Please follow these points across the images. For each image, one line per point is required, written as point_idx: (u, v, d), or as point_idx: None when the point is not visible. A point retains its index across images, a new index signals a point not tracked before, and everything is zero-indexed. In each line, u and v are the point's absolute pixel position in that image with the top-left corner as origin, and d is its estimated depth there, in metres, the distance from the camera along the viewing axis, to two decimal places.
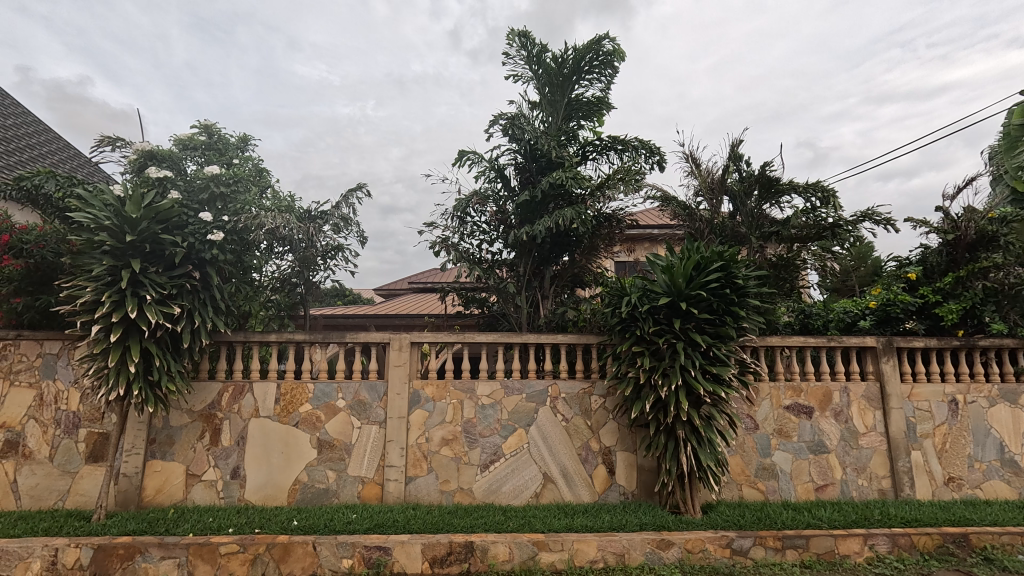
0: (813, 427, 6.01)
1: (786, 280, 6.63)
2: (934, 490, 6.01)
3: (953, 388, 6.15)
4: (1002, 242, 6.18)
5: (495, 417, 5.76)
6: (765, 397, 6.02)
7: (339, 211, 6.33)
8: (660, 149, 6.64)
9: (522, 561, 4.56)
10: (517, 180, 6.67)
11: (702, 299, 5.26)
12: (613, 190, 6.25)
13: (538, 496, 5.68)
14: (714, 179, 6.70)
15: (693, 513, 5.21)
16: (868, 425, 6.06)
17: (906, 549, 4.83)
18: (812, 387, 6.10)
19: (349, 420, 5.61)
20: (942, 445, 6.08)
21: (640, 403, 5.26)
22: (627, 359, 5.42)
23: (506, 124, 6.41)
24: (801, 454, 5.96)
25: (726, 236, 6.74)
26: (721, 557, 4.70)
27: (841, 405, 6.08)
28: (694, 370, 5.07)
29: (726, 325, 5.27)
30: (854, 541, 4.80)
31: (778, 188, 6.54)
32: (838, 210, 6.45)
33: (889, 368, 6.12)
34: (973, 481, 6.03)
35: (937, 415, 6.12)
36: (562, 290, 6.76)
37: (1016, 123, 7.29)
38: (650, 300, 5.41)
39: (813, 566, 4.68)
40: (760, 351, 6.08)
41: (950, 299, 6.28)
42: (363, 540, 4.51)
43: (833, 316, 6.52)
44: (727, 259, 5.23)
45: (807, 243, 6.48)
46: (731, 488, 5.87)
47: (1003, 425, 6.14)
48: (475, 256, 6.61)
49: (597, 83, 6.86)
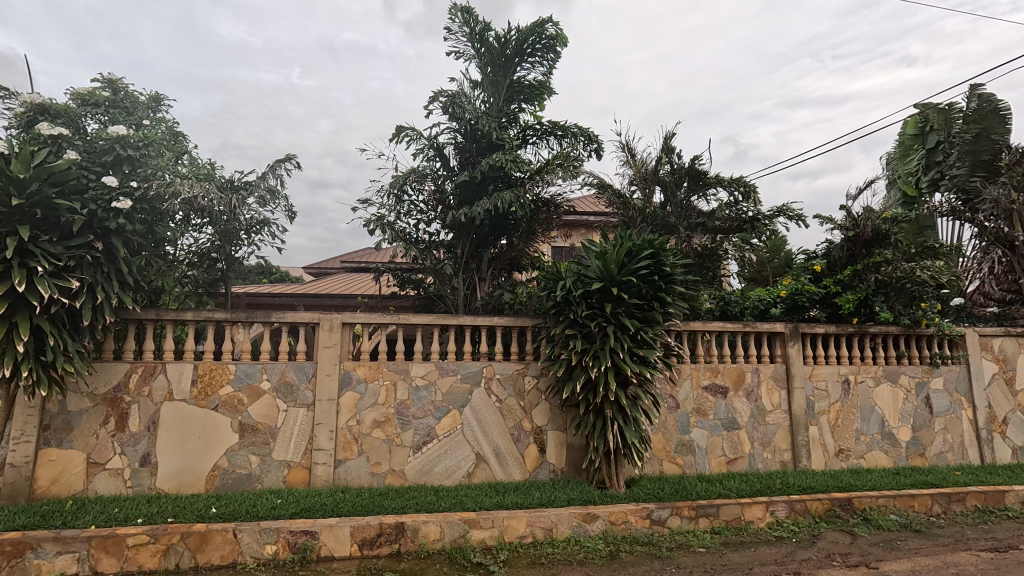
0: (727, 405, 6.49)
1: (709, 269, 7.20)
2: (826, 460, 6.69)
3: (846, 369, 6.86)
4: (892, 240, 6.95)
5: (429, 399, 5.73)
6: (686, 378, 6.41)
7: (265, 182, 5.95)
8: (598, 138, 6.79)
9: (453, 540, 4.61)
10: (456, 160, 6.57)
11: (632, 285, 5.51)
12: (551, 175, 6.30)
13: (470, 475, 5.74)
14: (647, 170, 7.02)
15: (618, 487, 5.51)
16: (775, 403, 6.63)
17: (801, 513, 5.36)
18: (728, 368, 6.57)
19: (274, 402, 5.38)
20: (835, 421, 6.77)
21: (571, 383, 5.45)
22: (561, 341, 5.59)
23: (445, 101, 6.34)
24: (716, 431, 6.42)
25: (657, 225, 7.06)
26: (642, 527, 5.00)
27: (752, 384, 6.59)
28: (623, 352, 5.30)
29: (653, 310, 5.53)
30: (757, 508, 5.27)
31: (705, 181, 6.96)
32: (757, 204, 6.94)
33: (794, 352, 6.70)
34: (858, 452, 6.78)
35: (832, 395, 6.79)
36: (499, 273, 6.82)
37: (911, 133, 9.01)
38: (583, 285, 5.59)
39: (721, 531, 5.08)
40: (684, 335, 6.43)
41: (848, 290, 6.96)
42: (288, 525, 4.37)
43: (748, 304, 7.07)
44: (657, 248, 5.48)
45: (729, 234, 7.04)
46: (653, 464, 6.21)
47: (884, 402, 6.93)
48: (412, 236, 6.50)
49: (539, 66, 6.85)
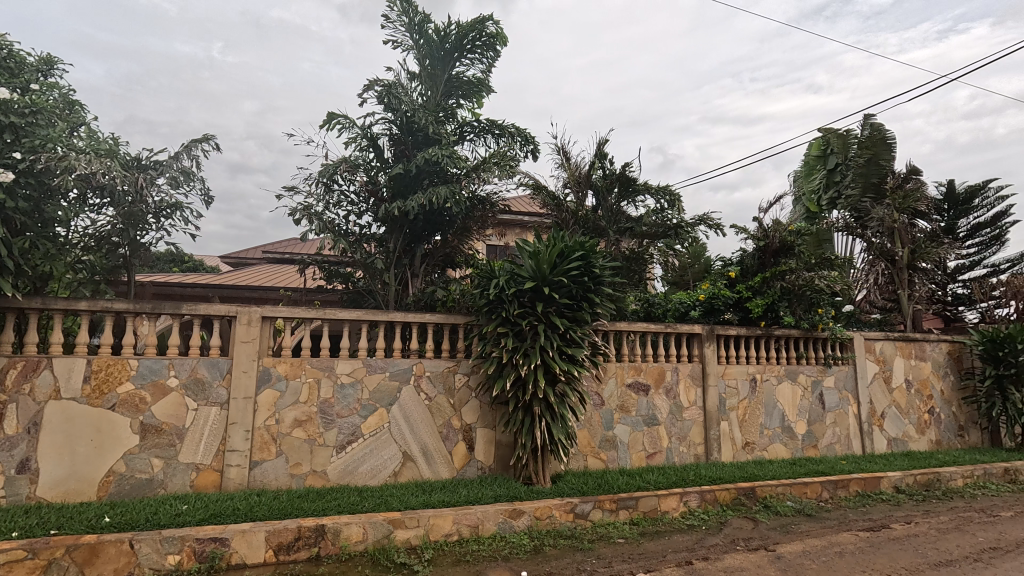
0: (648, 402, 6.82)
1: (636, 272, 7.59)
2: (735, 453, 7.21)
3: (754, 369, 7.43)
4: (796, 251, 7.61)
5: (355, 397, 5.56)
6: (611, 376, 6.66)
7: (178, 163, 5.49)
8: (534, 140, 6.90)
9: (376, 541, 4.50)
10: (390, 151, 6.42)
11: (563, 285, 5.66)
12: (487, 173, 6.31)
13: (396, 475, 5.62)
14: (581, 175, 7.25)
15: (543, 483, 5.63)
16: (691, 400, 7.06)
17: (710, 503, 5.75)
18: (650, 367, 6.90)
19: (182, 401, 4.99)
20: (743, 416, 7.31)
21: (502, 381, 5.50)
22: (492, 339, 5.63)
23: (381, 91, 6.18)
24: (637, 427, 6.73)
25: (588, 228, 7.32)
26: (565, 521, 5.14)
27: (672, 382, 6.98)
28: (552, 351, 5.42)
29: (582, 310, 5.70)
30: (672, 499, 5.58)
31: (635, 188, 7.32)
32: (681, 212, 7.38)
33: (709, 352, 7.16)
34: (762, 444, 7.37)
35: (741, 392, 7.33)
36: (432, 269, 6.74)
37: (815, 154, 9.76)
38: (516, 283, 5.65)
39: (639, 522, 5.34)
40: (610, 335, 6.68)
41: (757, 295, 7.53)
42: (195, 532, 4.06)
43: (670, 306, 7.53)
44: (588, 250, 5.65)
45: (655, 240, 7.45)
46: (578, 459, 6.40)
47: (785, 399, 7.58)
48: (341, 228, 6.27)
49: (478, 64, 6.84)
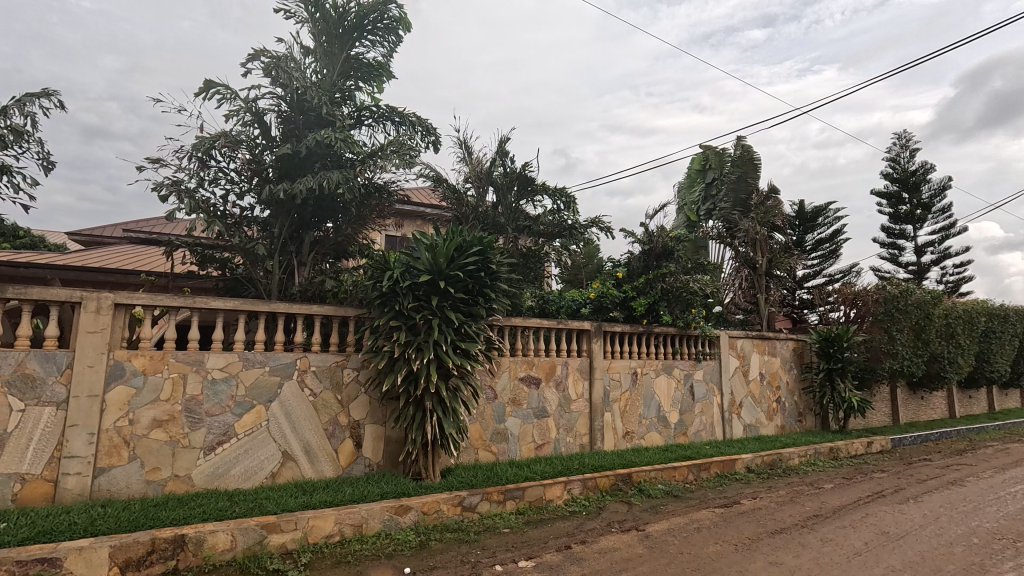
0: (539, 395, 7.07)
1: (532, 269, 7.81)
2: (616, 442, 7.71)
3: (635, 363, 8.00)
4: (674, 255, 8.36)
5: (228, 394, 5.10)
6: (504, 370, 6.80)
7: (6, 119, 4.64)
8: (436, 132, 6.81)
9: (246, 548, 4.17)
10: (278, 130, 5.97)
11: (460, 280, 5.64)
12: (385, 161, 6.11)
13: (274, 476, 5.25)
14: (481, 170, 7.34)
15: (433, 478, 5.60)
16: (578, 393, 7.43)
17: (591, 489, 6.11)
18: (542, 361, 7.14)
19: (5, 401, 4.24)
20: (624, 408, 7.85)
21: (393, 375, 5.37)
22: (384, 333, 5.48)
23: (268, 63, 5.72)
24: (527, 419, 6.94)
25: (487, 224, 7.44)
26: (453, 514, 5.17)
27: (561, 376, 7.29)
28: (446, 345, 5.40)
29: (478, 305, 5.74)
30: (557, 487, 5.85)
31: (533, 188, 7.55)
32: (576, 214, 7.73)
33: (597, 347, 7.58)
34: (640, 433, 7.97)
35: (623, 384, 7.86)
36: (322, 258, 6.40)
37: (696, 167, 11.14)
38: (411, 276, 5.54)
39: (525, 511, 5.51)
40: (505, 330, 6.80)
41: (641, 295, 8.21)
42: (15, 554, 3.48)
43: (563, 304, 7.81)
44: (485, 245, 5.70)
45: (550, 239, 7.74)
46: (469, 452, 6.45)
47: (662, 391, 8.28)
48: (218, 209, 5.72)
49: (380, 47, 6.58)
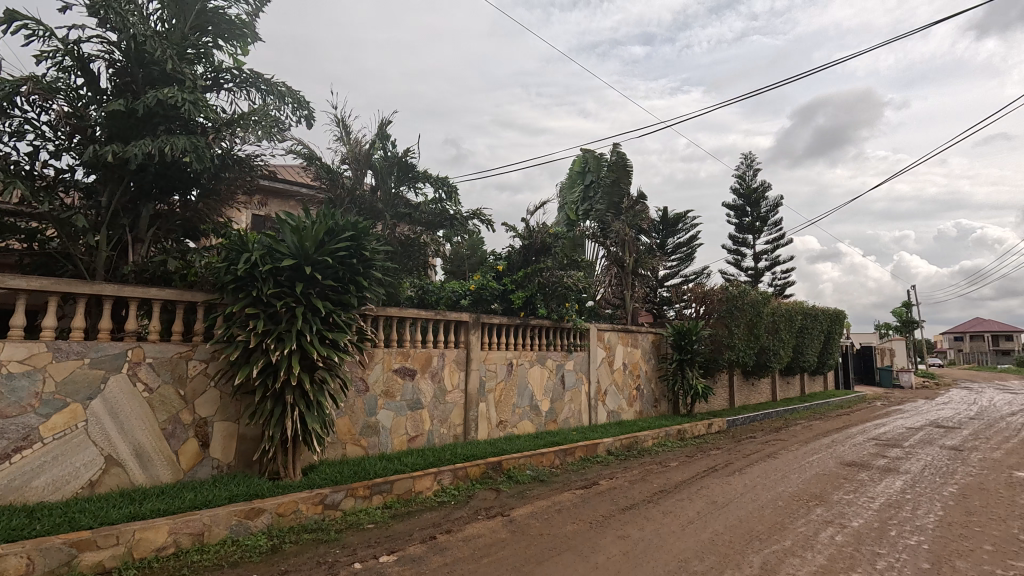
0: (413, 387, 6.95)
1: (411, 259, 7.65)
2: (489, 431, 7.86)
3: (511, 354, 8.22)
4: (552, 251, 8.70)
5: (31, 391, 4.27)
6: (377, 361, 6.57)
7: None
8: (308, 106, 6.31)
9: (48, 572, 3.53)
10: (109, 82, 5.11)
11: (329, 266, 5.31)
12: (245, 131, 5.53)
13: (92, 485, 4.51)
14: (359, 151, 7.13)
15: (292, 477, 5.23)
16: (454, 383, 7.44)
17: (462, 479, 6.17)
18: (417, 352, 7.02)
19: None
20: (499, 397, 8.03)
21: (247, 368, 4.90)
22: (239, 321, 4.98)
23: (97, 1, 4.87)
24: (400, 411, 6.78)
25: (363, 208, 7.22)
26: (313, 514, 4.88)
27: (437, 367, 7.24)
28: (310, 335, 5.05)
29: (348, 294, 5.44)
30: (426, 478, 5.81)
31: (414, 175, 7.45)
32: (459, 205, 7.70)
33: (474, 338, 7.64)
34: (513, 421, 8.22)
35: (499, 375, 8.03)
36: (166, 235, 5.66)
37: (578, 169, 11.84)
38: (272, 260, 5.10)
39: (392, 505, 5.39)
40: (380, 320, 6.57)
41: (520, 288, 8.42)
42: None
43: (443, 295, 7.78)
44: (359, 231, 5.43)
45: (430, 228, 7.68)
46: (335, 448, 6.12)
47: (535, 380, 8.61)
48: (23, 168, 4.77)
49: (244, 4, 5.91)
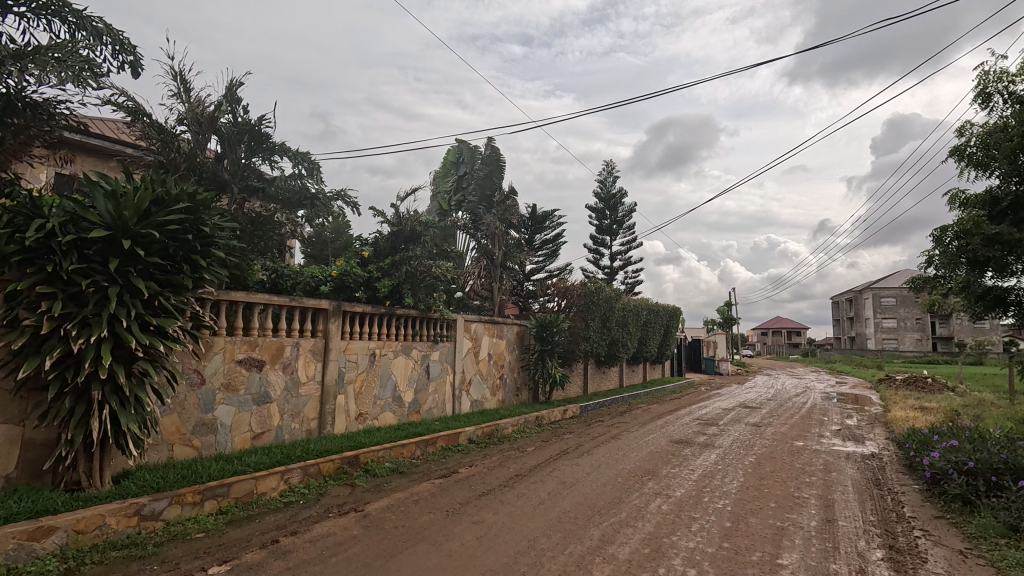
0: (261, 379, 6.32)
1: (261, 239, 6.88)
2: (347, 424, 7.47)
3: (374, 344, 7.91)
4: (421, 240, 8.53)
5: None
6: (217, 351, 5.84)
7: None
8: (133, 51, 6.08)
9: None
10: None
11: (156, 241, 4.58)
12: (40, 69, 4.47)
13: None
14: (201, 113, 6.35)
15: (99, 487, 4.43)
16: (309, 375, 6.93)
17: (313, 476, 5.80)
18: (267, 342, 6.40)
19: None
20: (359, 389, 7.68)
21: (37, 359, 4.01)
22: (26, 302, 4.06)
23: None
24: (244, 406, 6.12)
25: (206, 178, 6.46)
26: (125, 528, 4.19)
27: (290, 358, 6.68)
28: (128, 320, 4.30)
29: (181, 274, 4.74)
30: (272, 478, 5.35)
31: (269, 147, 6.97)
32: (320, 183, 7.41)
33: (333, 327, 7.20)
34: (373, 414, 7.93)
35: (360, 365, 7.68)
36: None
37: (450, 160, 12.23)
38: (77, 229, 4.24)
39: (228, 510, 4.85)
40: (222, 305, 5.85)
41: (386, 276, 8.11)
42: None
43: (301, 280, 7.20)
44: (197, 203, 4.77)
45: (287, 206, 7.24)
46: (159, 450, 5.30)
47: (399, 371, 8.41)
48: None
49: None
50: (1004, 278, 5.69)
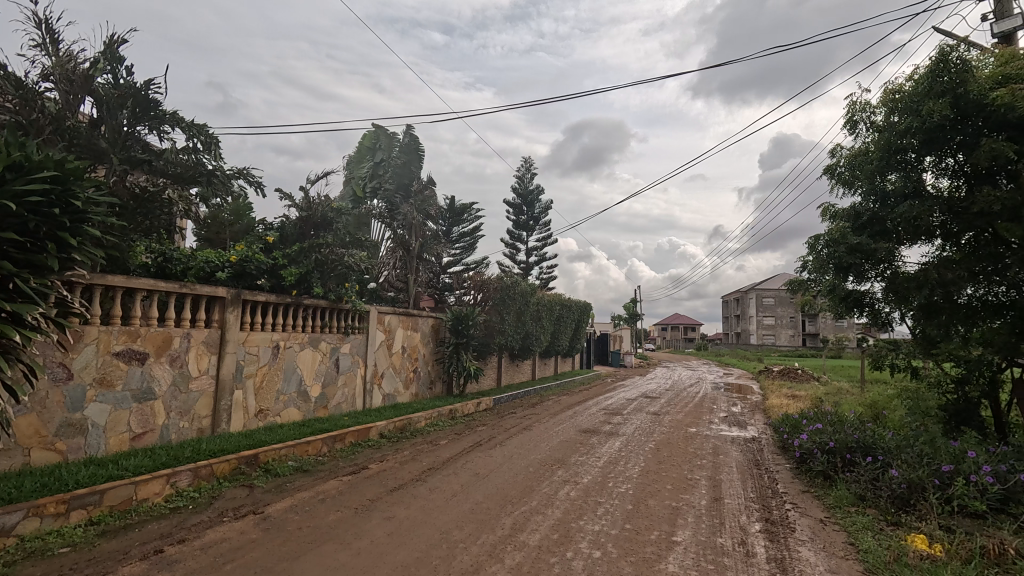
0: (143, 374, 5.68)
1: (145, 218, 6.22)
2: (246, 422, 6.94)
3: (278, 336, 7.41)
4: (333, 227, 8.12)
5: None
6: (89, 342, 5.15)
7: None
8: None
9: None
10: None
11: (10, 213, 3.93)
12: None
13: None
14: (74, 69, 5.64)
15: None
16: (201, 369, 6.35)
17: (204, 478, 5.33)
18: (151, 332, 5.76)
19: None
20: (259, 384, 7.16)
21: None
22: None
23: None
24: (122, 404, 5.46)
25: (77, 144, 5.65)
26: None
27: (179, 350, 6.07)
28: None
29: (45, 254, 4.11)
30: (155, 483, 4.83)
31: (158, 116, 6.22)
32: (218, 159, 6.74)
33: (231, 317, 6.64)
34: (276, 410, 7.44)
35: (261, 358, 7.16)
36: None
37: (365, 144, 11.79)
38: None
39: (101, 520, 4.31)
40: (96, 290, 5.16)
41: (293, 264, 7.63)
42: None
43: (192, 265, 6.38)
44: (66, 172, 4.16)
45: (178, 182, 6.49)
46: (12, 456, 4.55)
47: (305, 364, 7.97)
48: None
49: None
50: (862, 282, 6.54)
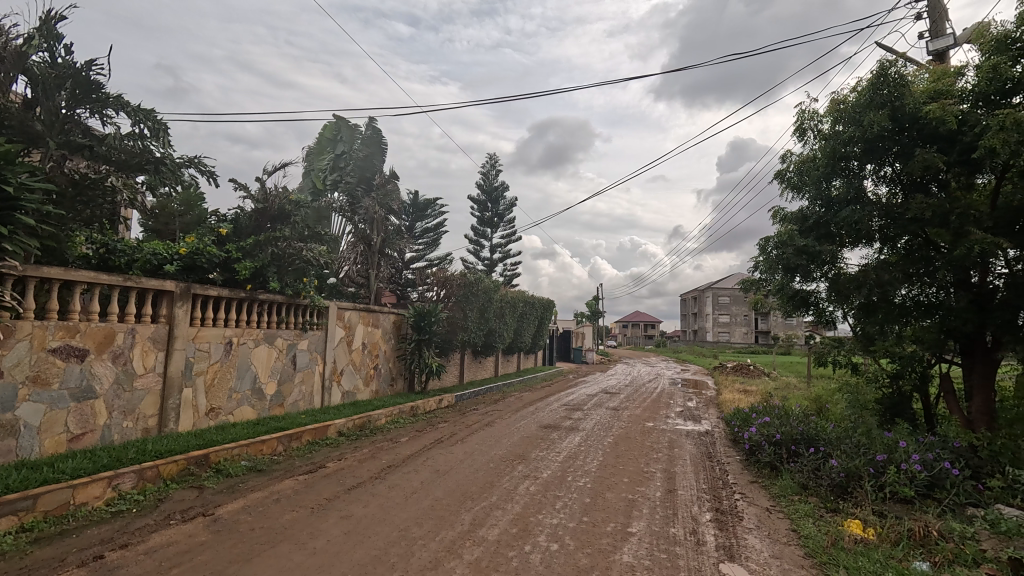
0: (82, 371, 5.37)
1: (86, 206, 5.87)
2: (195, 421, 6.67)
3: (231, 331, 7.16)
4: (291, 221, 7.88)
5: None
6: (22, 338, 4.82)
7: None
8: None
9: None
10: None
11: None
12: None
13: None
14: (4, 45, 5.29)
15: None
16: (147, 366, 6.05)
17: (150, 480, 5.10)
18: (92, 328, 5.45)
19: None
20: (210, 381, 6.90)
21: None
22: None
23: None
24: (58, 404, 5.15)
25: (9, 126, 5.31)
26: None
27: (123, 346, 5.77)
28: None
29: None
30: (95, 486, 4.59)
31: (100, 98, 5.87)
32: (167, 146, 6.44)
33: (181, 312, 6.36)
34: (228, 408, 7.18)
35: (212, 355, 6.89)
36: None
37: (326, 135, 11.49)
38: None
39: (34, 527, 4.06)
40: (30, 283, 4.85)
41: (247, 258, 7.36)
42: None
43: (139, 257, 6.02)
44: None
45: (123, 169, 6.16)
46: None
47: (259, 361, 7.72)
48: None
49: None
50: (809, 282, 6.87)
